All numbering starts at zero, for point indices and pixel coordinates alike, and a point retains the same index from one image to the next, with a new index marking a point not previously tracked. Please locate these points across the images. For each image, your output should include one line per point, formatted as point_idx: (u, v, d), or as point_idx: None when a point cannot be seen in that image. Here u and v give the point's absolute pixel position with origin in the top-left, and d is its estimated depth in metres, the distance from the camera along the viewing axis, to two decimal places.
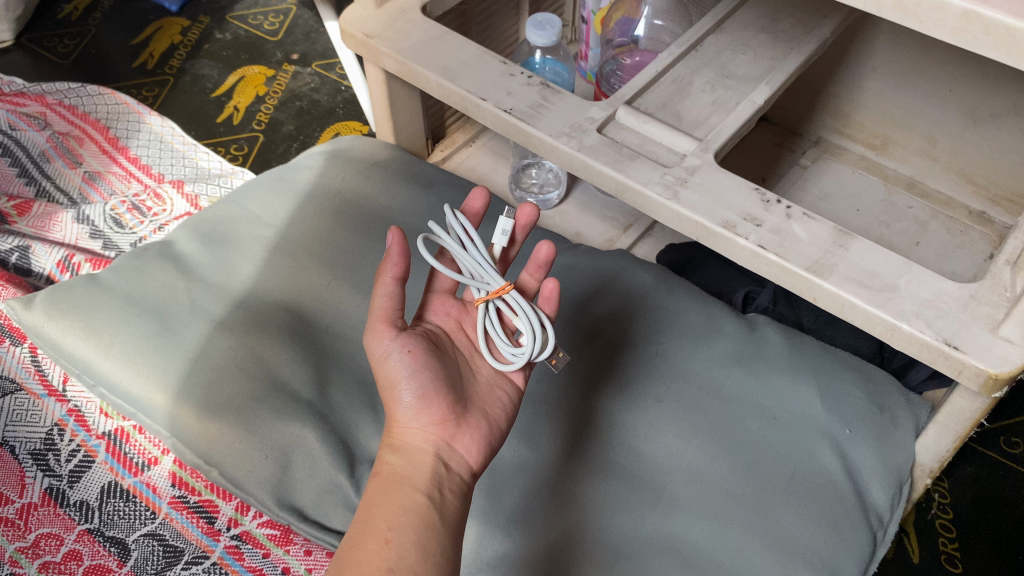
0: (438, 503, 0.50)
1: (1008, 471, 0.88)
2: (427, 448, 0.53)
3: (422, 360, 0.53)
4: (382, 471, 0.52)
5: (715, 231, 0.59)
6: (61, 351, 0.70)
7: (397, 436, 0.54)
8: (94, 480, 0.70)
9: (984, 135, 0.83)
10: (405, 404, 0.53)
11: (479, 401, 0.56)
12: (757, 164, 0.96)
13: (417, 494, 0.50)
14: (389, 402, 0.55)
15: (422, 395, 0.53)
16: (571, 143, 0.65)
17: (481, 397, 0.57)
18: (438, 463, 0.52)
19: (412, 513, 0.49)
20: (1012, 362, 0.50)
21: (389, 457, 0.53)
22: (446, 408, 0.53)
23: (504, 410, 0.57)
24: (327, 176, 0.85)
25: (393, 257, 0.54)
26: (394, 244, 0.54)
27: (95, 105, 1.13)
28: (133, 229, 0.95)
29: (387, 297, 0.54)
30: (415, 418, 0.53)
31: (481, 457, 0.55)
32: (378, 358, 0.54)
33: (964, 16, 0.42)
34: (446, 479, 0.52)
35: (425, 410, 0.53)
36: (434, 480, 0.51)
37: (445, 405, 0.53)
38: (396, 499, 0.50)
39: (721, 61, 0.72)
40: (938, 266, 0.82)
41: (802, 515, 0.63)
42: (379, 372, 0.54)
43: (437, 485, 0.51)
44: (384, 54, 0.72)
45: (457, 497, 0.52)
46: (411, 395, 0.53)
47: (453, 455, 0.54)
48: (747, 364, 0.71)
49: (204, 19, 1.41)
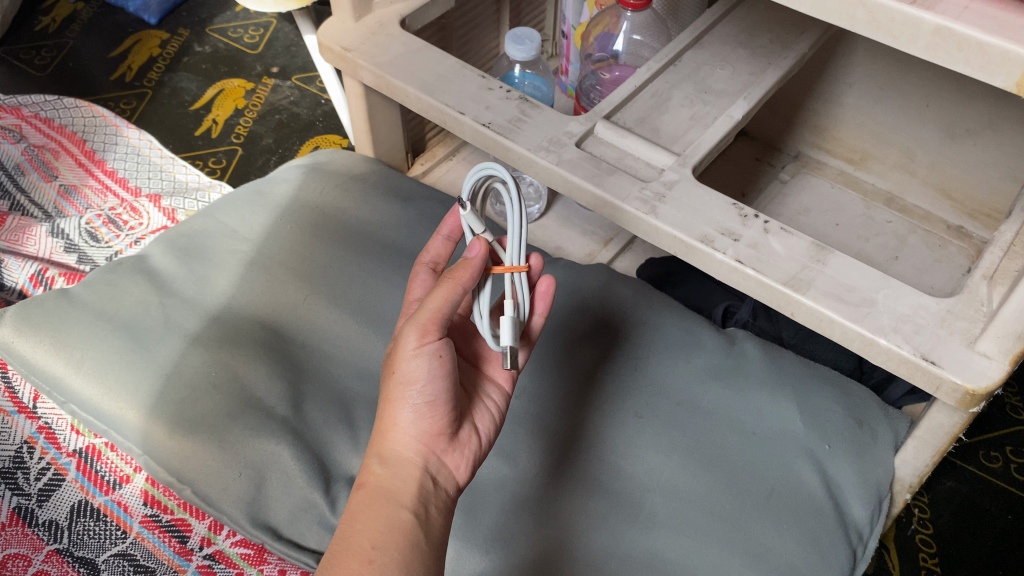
0: (424, 521, 0.50)
1: (987, 485, 0.88)
2: (416, 460, 0.52)
3: (446, 368, 0.51)
4: (368, 482, 0.51)
5: (693, 245, 0.59)
6: (32, 368, 0.69)
7: (387, 441, 0.52)
8: (64, 498, 0.69)
9: (961, 150, 0.84)
10: (409, 410, 0.51)
11: (469, 417, 0.56)
12: (736, 178, 0.96)
13: (403, 511, 0.49)
14: (387, 402, 0.52)
15: (432, 402, 0.51)
16: (549, 157, 0.64)
17: (471, 413, 0.56)
18: (425, 478, 0.52)
19: (398, 532, 0.48)
20: (989, 377, 0.50)
21: (375, 467, 0.51)
22: (447, 421, 0.52)
23: (489, 429, 0.57)
24: (305, 190, 0.84)
25: (464, 270, 0.51)
26: (474, 256, 0.51)
27: (72, 118, 1.12)
28: (109, 243, 0.94)
29: (444, 299, 0.51)
30: (413, 425, 0.52)
31: (461, 473, 0.55)
32: (404, 352, 0.51)
33: (937, 32, 0.42)
34: (431, 495, 0.51)
35: (427, 418, 0.52)
36: (420, 496, 0.50)
37: (447, 417, 0.52)
38: (381, 515, 0.49)
39: (700, 76, 0.72)
40: (917, 280, 0.83)
41: (780, 532, 0.63)
42: (395, 366, 0.51)
43: (423, 502, 0.50)
44: (361, 67, 0.72)
45: (441, 513, 0.52)
46: (420, 399, 0.51)
47: (436, 468, 0.53)
48: (726, 379, 0.71)
49: (184, 32, 1.40)
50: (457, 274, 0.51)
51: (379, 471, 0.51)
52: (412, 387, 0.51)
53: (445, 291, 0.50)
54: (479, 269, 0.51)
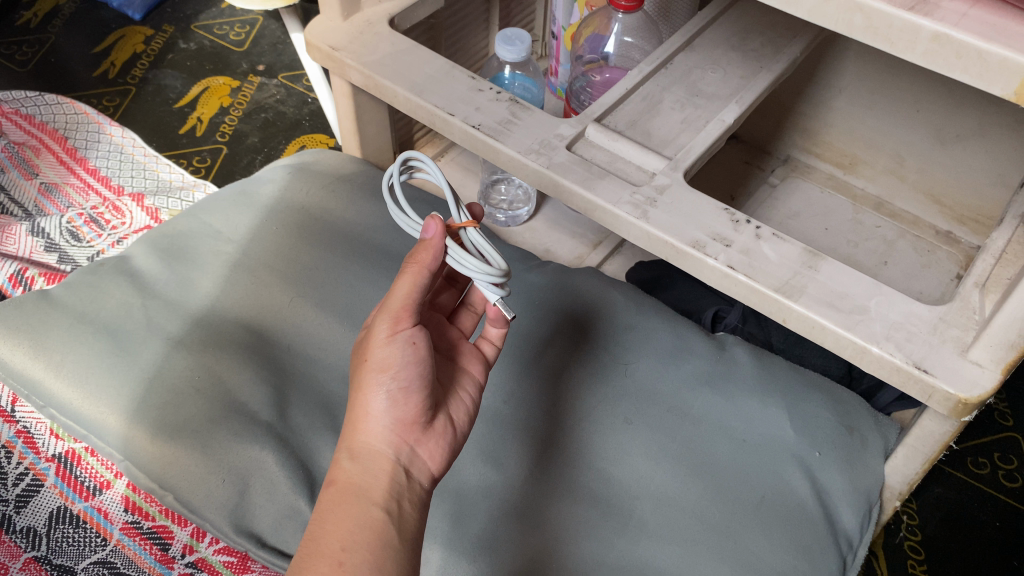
0: (397, 517, 0.49)
1: (975, 492, 0.88)
2: (388, 453, 0.51)
3: (419, 356, 0.51)
4: (338, 478, 0.50)
5: (684, 251, 0.58)
6: (10, 372, 0.68)
7: (358, 434, 0.51)
8: (42, 504, 0.68)
9: (951, 155, 0.84)
10: (383, 398, 0.51)
11: (445, 407, 0.55)
12: (726, 181, 0.96)
13: (375, 508, 0.48)
14: (359, 392, 0.52)
15: (405, 389, 0.50)
16: (539, 160, 0.64)
17: (447, 403, 0.56)
18: (397, 470, 0.51)
19: (369, 534, 0.47)
20: (981, 387, 0.50)
21: (345, 463, 0.50)
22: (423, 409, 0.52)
23: (465, 418, 0.57)
24: (291, 190, 0.83)
25: (425, 252, 0.50)
26: (430, 235, 0.50)
27: (54, 115, 1.10)
28: (90, 242, 0.93)
29: (412, 283, 0.51)
30: (386, 414, 0.51)
31: (436, 463, 0.54)
32: (377, 340, 0.51)
33: (935, 39, 0.41)
34: (405, 489, 0.50)
35: (400, 405, 0.51)
36: (393, 490, 0.49)
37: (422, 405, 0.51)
38: (351, 514, 0.48)
39: (691, 79, 0.72)
40: (906, 286, 0.83)
41: (769, 540, 0.62)
42: (368, 354, 0.51)
43: (396, 497, 0.49)
44: (349, 67, 0.71)
45: (415, 508, 0.51)
46: (393, 386, 0.50)
47: (410, 459, 0.52)
48: (716, 385, 0.70)
49: (169, 29, 1.39)
50: (416, 255, 0.50)
51: (349, 470, 0.50)
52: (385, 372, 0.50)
53: (411, 275, 0.51)
54: (440, 250, 0.50)
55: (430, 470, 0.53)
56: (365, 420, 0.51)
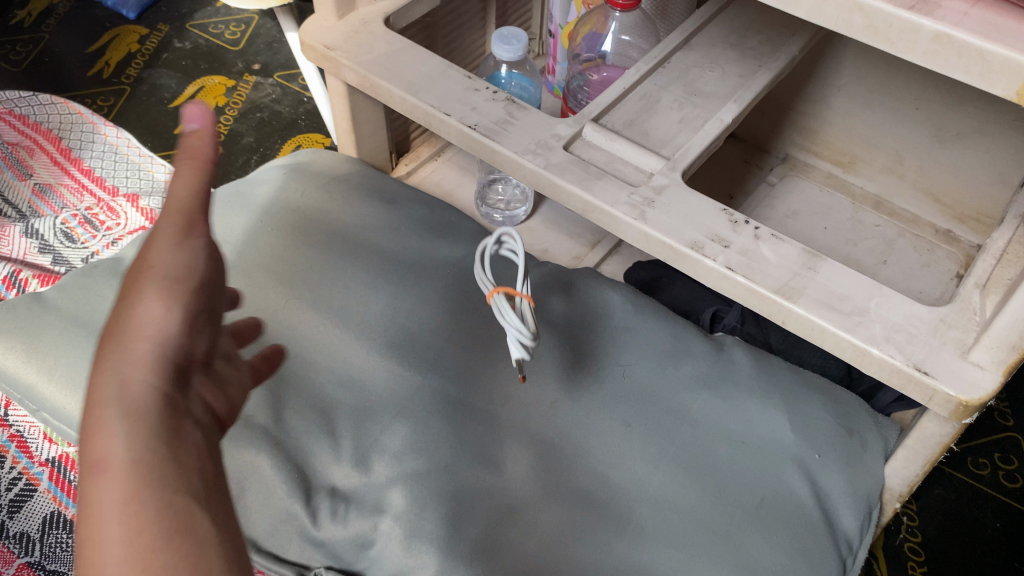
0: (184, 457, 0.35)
1: (975, 492, 0.88)
2: (160, 368, 0.38)
3: (200, 264, 0.42)
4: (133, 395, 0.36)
5: (682, 252, 0.58)
6: (4, 375, 0.68)
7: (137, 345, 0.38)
8: (35, 510, 0.70)
9: (951, 154, 0.83)
10: (146, 301, 0.39)
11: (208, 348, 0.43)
12: (724, 180, 0.95)
13: (166, 449, 0.35)
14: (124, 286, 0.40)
15: (171, 289, 0.40)
16: (536, 160, 0.63)
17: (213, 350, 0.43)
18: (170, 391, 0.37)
19: (172, 520, 0.33)
20: (983, 389, 0.49)
21: (136, 372, 0.37)
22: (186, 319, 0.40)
23: (235, 383, 0.44)
24: (287, 190, 0.82)
25: (200, 141, 0.45)
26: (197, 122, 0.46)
27: (47, 114, 1.09)
28: (85, 243, 0.92)
29: (190, 180, 0.44)
30: (150, 319, 0.39)
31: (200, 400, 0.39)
32: (154, 241, 0.42)
33: (936, 39, 0.41)
34: (168, 414, 0.37)
35: (159, 307, 0.39)
36: (167, 419, 0.36)
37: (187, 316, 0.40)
38: (147, 447, 0.35)
39: (689, 78, 0.71)
40: (906, 285, 0.82)
41: (769, 543, 0.62)
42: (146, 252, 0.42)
43: (172, 426, 0.36)
44: (344, 66, 0.70)
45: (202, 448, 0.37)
46: (163, 284, 0.40)
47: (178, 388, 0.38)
48: (715, 387, 0.69)
49: (163, 28, 1.38)
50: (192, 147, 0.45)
51: (120, 440, 0.35)
52: (150, 338, 0.38)
53: (190, 172, 0.44)
54: (211, 140, 0.46)
55: (206, 406, 0.40)
56: (116, 384, 0.37)
